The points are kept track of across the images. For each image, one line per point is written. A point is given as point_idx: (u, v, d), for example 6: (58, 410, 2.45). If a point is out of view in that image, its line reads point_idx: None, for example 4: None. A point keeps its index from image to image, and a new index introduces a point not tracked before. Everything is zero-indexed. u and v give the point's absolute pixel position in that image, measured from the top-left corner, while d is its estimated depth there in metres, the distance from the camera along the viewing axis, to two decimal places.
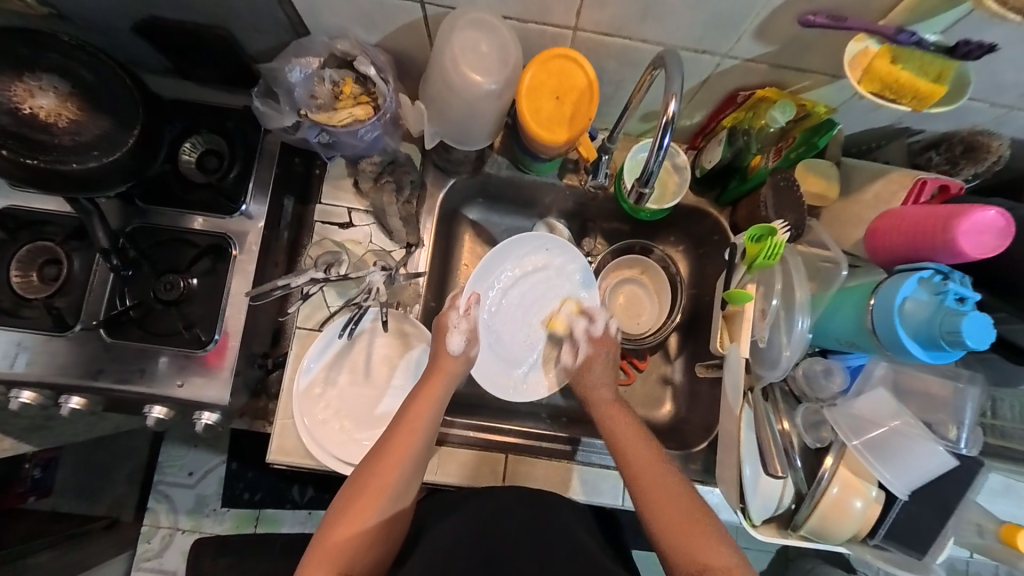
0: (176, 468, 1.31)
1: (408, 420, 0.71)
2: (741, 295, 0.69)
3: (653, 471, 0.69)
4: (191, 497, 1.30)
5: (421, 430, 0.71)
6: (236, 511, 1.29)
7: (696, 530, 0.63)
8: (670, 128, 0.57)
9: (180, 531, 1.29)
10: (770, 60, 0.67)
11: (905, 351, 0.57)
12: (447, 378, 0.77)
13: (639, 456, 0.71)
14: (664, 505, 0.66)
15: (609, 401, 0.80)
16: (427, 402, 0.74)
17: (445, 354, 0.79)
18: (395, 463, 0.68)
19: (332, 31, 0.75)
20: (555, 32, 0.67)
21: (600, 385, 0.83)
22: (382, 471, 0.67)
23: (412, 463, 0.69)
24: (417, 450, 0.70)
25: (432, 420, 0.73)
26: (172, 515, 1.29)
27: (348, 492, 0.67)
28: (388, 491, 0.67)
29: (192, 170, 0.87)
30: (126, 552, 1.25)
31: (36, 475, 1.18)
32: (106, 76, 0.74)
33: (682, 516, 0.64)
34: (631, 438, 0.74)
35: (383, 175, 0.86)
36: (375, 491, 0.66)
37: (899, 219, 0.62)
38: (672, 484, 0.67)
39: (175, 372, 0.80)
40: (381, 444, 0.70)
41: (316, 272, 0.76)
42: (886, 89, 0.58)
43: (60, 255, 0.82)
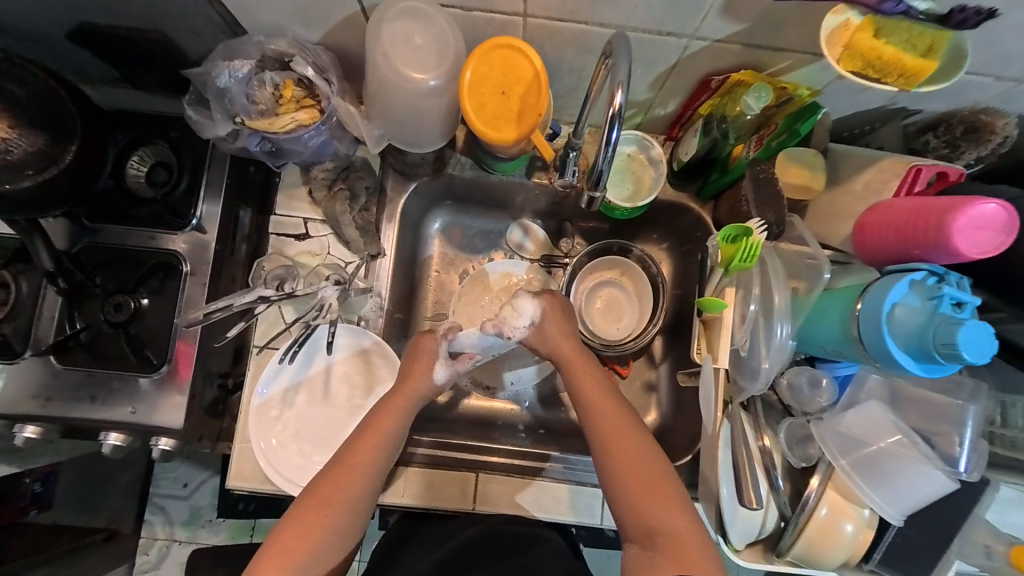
0: (172, 480, 1.17)
1: (368, 434, 0.67)
2: (714, 302, 0.63)
3: (620, 429, 0.65)
4: (185, 509, 1.17)
5: (386, 443, 0.67)
6: (231, 522, 1.16)
7: (655, 489, 0.61)
8: (618, 121, 0.52)
9: (176, 543, 1.16)
10: (742, 39, 0.60)
11: (894, 364, 0.50)
12: (415, 395, 0.71)
13: (605, 418, 0.66)
14: (630, 474, 0.62)
15: (572, 354, 0.72)
16: (392, 416, 0.69)
17: (420, 374, 0.72)
18: (353, 478, 0.64)
19: (268, 30, 0.70)
20: (501, 19, 0.61)
21: (565, 335, 0.74)
22: (337, 486, 0.64)
23: (370, 477, 0.65)
24: (377, 463, 0.66)
25: (395, 433, 0.68)
26: (168, 527, 1.16)
27: (300, 506, 0.62)
28: (341, 507, 0.63)
29: (140, 184, 0.83)
30: (125, 564, 1.13)
31: (36, 488, 0.95)
32: (39, 90, 0.70)
33: (644, 476, 0.62)
34: (602, 397, 0.68)
35: (336, 183, 0.80)
36: (329, 506, 0.62)
37: (889, 211, 0.55)
38: (634, 438, 0.65)
39: (128, 398, 0.78)
40: (340, 457, 0.66)
41: (265, 291, 0.72)
42: (869, 66, 0.51)
43: (5, 278, 0.79)
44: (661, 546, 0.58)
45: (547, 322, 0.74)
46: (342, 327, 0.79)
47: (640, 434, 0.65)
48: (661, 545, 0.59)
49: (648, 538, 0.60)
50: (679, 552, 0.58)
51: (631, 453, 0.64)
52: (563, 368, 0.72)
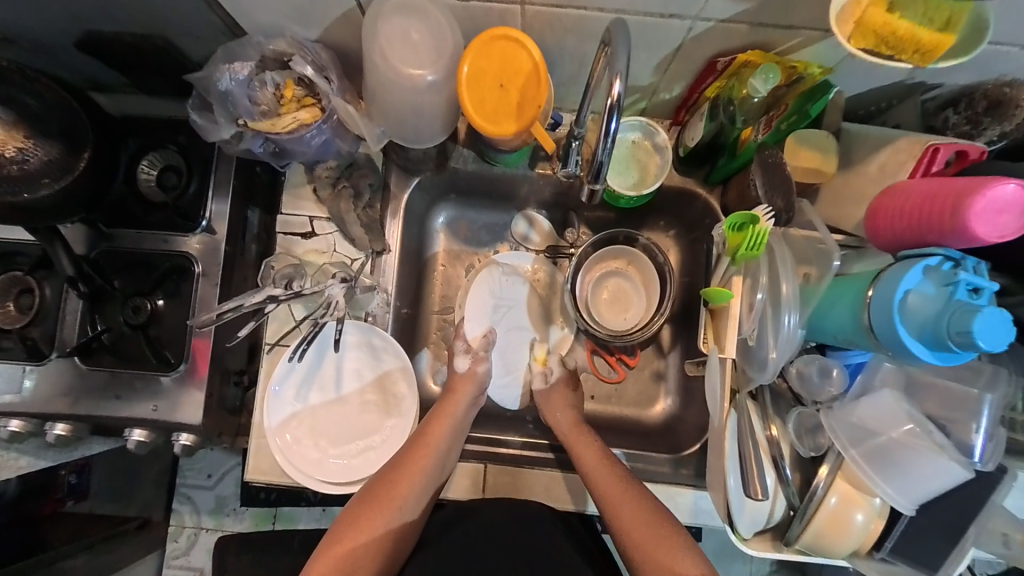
0: (197, 470, 1.22)
1: (423, 440, 0.74)
2: (721, 294, 0.63)
3: (618, 492, 0.71)
4: (211, 498, 1.22)
5: (440, 447, 0.74)
6: (255, 510, 1.21)
7: (663, 543, 0.66)
8: (616, 112, 0.51)
9: (204, 531, 1.21)
10: (749, 18, 0.58)
11: (907, 353, 0.49)
12: (464, 401, 0.80)
13: (606, 481, 0.73)
14: (643, 538, 0.67)
15: (571, 428, 0.81)
16: (444, 419, 0.77)
17: (455, 376, 0.84)
18: (408, 479, 0.71)
19: (267, 30, 0.70)
20: (499, 9, 0.59)
21: (568, 411, 0.83)
22: (394, 485, 0.71)
23: (428, 476, 0.72)
24: (433, 464, 0.73)
25: (448, 438, 0.76)
26: (195, 516, 1.22)
27: (358, 503, 0.69)
28: (400, 503, 0.70)
29: (151, 189, 0.84)
30: (156, 551, 1.18)
31: (72, 480, 0.97)
32: (49, 99, 0.72)
33: (650, 531, 0.67)
34: (607, 474, 0.73)
35: (340, 181, 0.81)
36: (387, 503, 0.69)
37: (904, 195, 0.53)
38: (641, 503, 0.70)
39: (150, 397, 0.81)
40: (398, 458, 0.73)
41: (273, 290, 0.72)
42: (882, 43, 0.49)
43: (31, 283, 0.82)
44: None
45: (553, 398, 0.85)
46: (351, 324, 0.80)
47: (637, 501, 0.70)
48: None
49: None
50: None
51: (637, 512, 0.69)
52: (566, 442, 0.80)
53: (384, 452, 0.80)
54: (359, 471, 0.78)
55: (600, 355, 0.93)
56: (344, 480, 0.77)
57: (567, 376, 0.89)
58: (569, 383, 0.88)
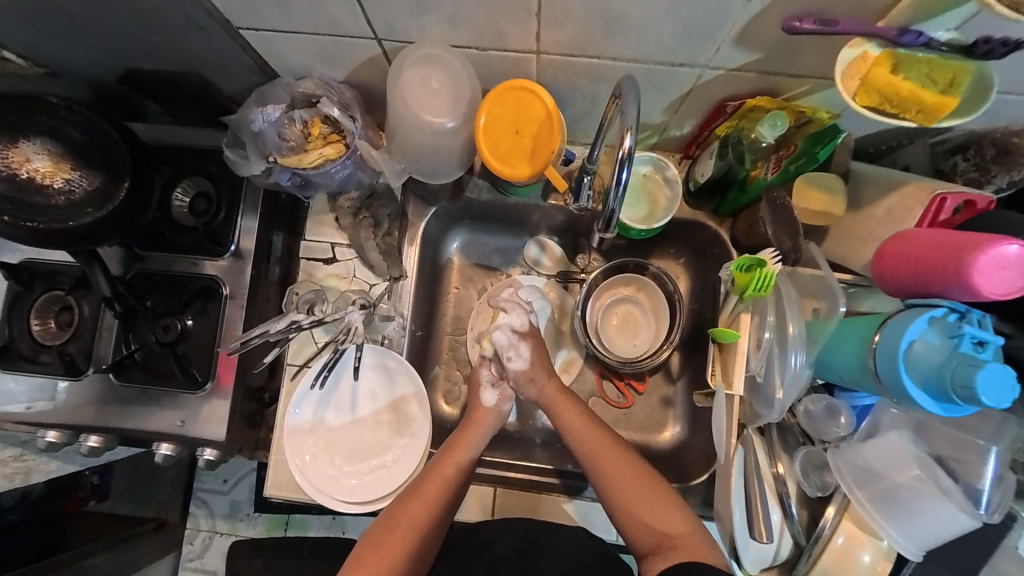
0: (210, 476, 1.22)
1: (439, 469, 0.76)
2: (727, 333, 0.64)
3: (607, 446, 0.75)
4: (226, 503, 1.22)
5: (457, 478, 0.76)
6: (268, 515, 1.20)
7: (655, 497, 0.70)
8: (628, 162, 0.53)
9: (219, 535, 1.21)
10: (757, 67, 0.60)
11: (912, 401, 0.50)
12: (481, 432, 0.81)
13: (608, 458, 0.74)
14: (628, 487, 0.71)
15: (592, 428, 0.77)
16: (460, 449, 0.78)
17: (480, 407, 0.84)
18: (426, 507, 0.72)
19: (297, 71, 0.74)
20: (515, 57, 0.63)
21: (576, 415, 0.79)
22: (413, 510, 0.72)
23: (443, 506, 0.73)
24: (447, 494, 0.74)
25: (462, 467, 0.77)
26: (210, 519, 1.21)
27: (379, 530, 0.71)
28: (417, 532, 0.70)
29: (183, 214, 0.89)
30: (172, 553, 1.19)
31: (95, 480, 1.05)
32: (95, 133, 0.78)
33: (641, 485, 0.71)
34: (609, 458, 0.74)
35: (361, 210, 0.86)
36: (407, 529, 0.70)
37: (909, 242, 0.54)
38: (635, 474, 0.72)
39: (177, 413, 0.85)
40: (416, 484, 0.75)
41: (297, 317, 0.78)
42: (885, 102, 0.50)
43: (71, 301, 0.87)
44: (669, 550, 0.65)
45: (533, 341, 0.87)
46: (369, 348, 0.83)
47: (635, 464, 0.73)
48: (672, 549, 0.65)
49: (660, 548, 0.66)
50: (688, 547, 0.65)
51: (630, 476, 0.72)
52: (576, 451, 0.77)
53: (395, 471, 0.81)
54: (372, 489, 0.80)
55: (609, 380, 0.94)
56: (357, 498, 0.79)
57: (561, 396, 0.82)
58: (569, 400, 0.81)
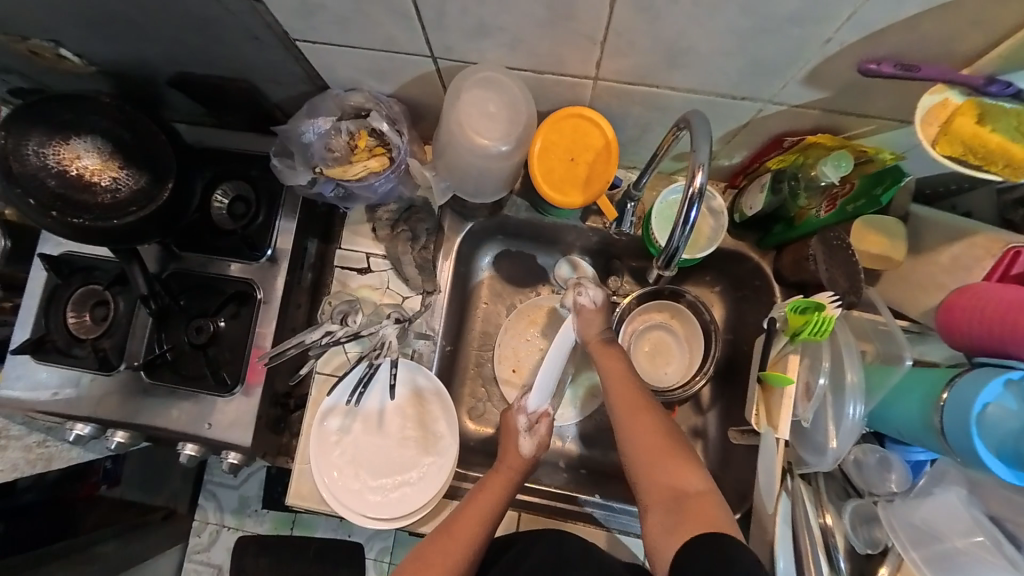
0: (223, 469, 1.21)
1: (469, 514, 0.71)
2: (778, 376, 0.61)
3: (640, 408, 0.72)
4: (235, 497, 1.22)
5: (487, 521, 0.71)
6: (275, 513, 1.20)
7: (673, 456, 0.67)
8: (698, 201, 0.51)
9: (225, 529, 1.21)
10: (823, 105, 0.58)
11: (983, 467, 0.48)
12: (516, 475, 0.77)
13: (637, 419, 0.72)
14: (652, 446, 0.69)
15: (623, 389, 0.75)
16: (494, 491, 0.74)
17: (514, 451, 0.78)
18: (453, 556, 0.67)
19: (347, 83, 0.75)
20: (572, 81, 0.62)
21: (621, 375, 0.76)
22: (443, 550, 0.67)
23: (474, 553, 0.68)
24: (479, 537, 0.69)
25: (494, 511, 0.72)
26: (218, 513, 1.22)
27: (407, 570, 0.66)
28: (447, 574, 0.66)
29: (222, 217, 0.90)
30: (179, 544, 1.19)
31: (108, 466, 1.03)
32: (143, 134, 0.77)
33: (664, 445, 0.69)
34: (637, 409, 0.72)
35: (398, 223, 0.85)
36: (437, 570, 0.65)
37: (981, 299, 0.52)
38: (660, 427, 0.70)
39: (204, 415, 0.85)
40: (447, 522, 0.71)
41: (330, 326, 0.78)
42: (969, 153, 0.49)
43: (107, 297, 0.88)
44: (682, 510, 0.63)
45: (587, 316, 0.79)
46: (402, 363, 0.82)
47: (662, 422, 0.71)
48: (685, 506, 0.63)
49: (673, 501, 0.64)
50: (701, 507, 0.62)
51: (653, 432, 0.70)
52: (613, 406, 0.75)
53: (420, 489, 0.80)
54: (398, 506, 0.79)
55: None
56: (383, 514, 0.78)
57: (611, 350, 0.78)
58: (615, 355, 0.78)
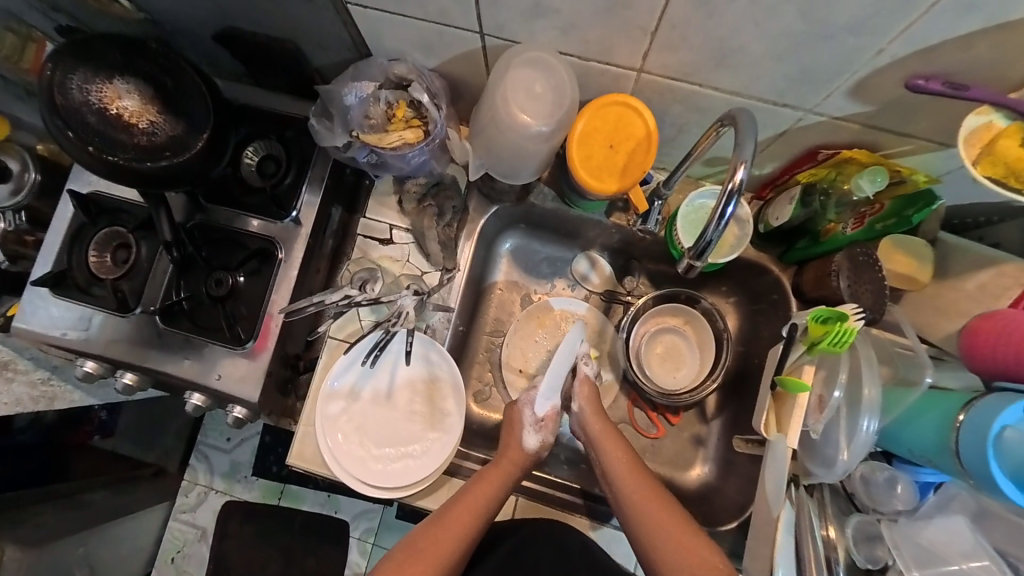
0: (220, 430, 1.20)
1: (468, 498, 0.72)
2: (798, 384, 0.61)
3: (635, 475, 0.74)
4: (225, 462, 1.20)
5: (481, 514, 0.71)
6: (265, 482, 1.18)
7: (680, 525, 0.68)
8: (735, 196, 0.51)
9: (214, 492, 1.18)
10: (864, 120, 0.59)
11: (999, 494, 0.48)
12: (506, 477, 0.76)
13: (628, 476, 0.74)
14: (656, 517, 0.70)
15: (613, 449, 0.77)
16: (489, 485, 0.74)
17: (517, 447, 0.79)
18: (449, 539, 0.69)
19: (391, 54, 0.76)
20: (616, 71, 0.62)
21: (608, 441, 0.78)
22: (437, 535, 0.69)
23: (466, 540, 0.70)
24: (472, 530, 0.70)
25: (489, 505, 0.72)
26: (208, 475, 1.19)
27: (402, 553, 0.68)
28: (440, 561, 0.67)
29: (252, 174, 0.90)
30: (165, 503, 1.16)
31: (103, 417, 1.11)
32: (184, 83, 0.78)
33: (665, 514, 0.70)
34: (632, 477, 0.74)
35: (426, 198, 0.86)
36: (428, 559, 0.67)
37: (1006, 323, 0.53)
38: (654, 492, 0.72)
39: (215, 365, 0.85)
40: (442, 512, 0.71)
41: (350, 291, 0.80)
42: (1012, 175, 0.48)
43: (130, 240, 0.89)
44: None
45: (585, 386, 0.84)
46: (418, 336, 0.83)
47: (655, 487, 0.73)
48: None
49: None
50: None
51: (649, 495, 0.72)
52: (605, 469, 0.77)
53: (423, 463, 0.80)
54: (399, 477, 0.79)
55: (642, 410, 0.92)
56: (385, 483, 0.79)
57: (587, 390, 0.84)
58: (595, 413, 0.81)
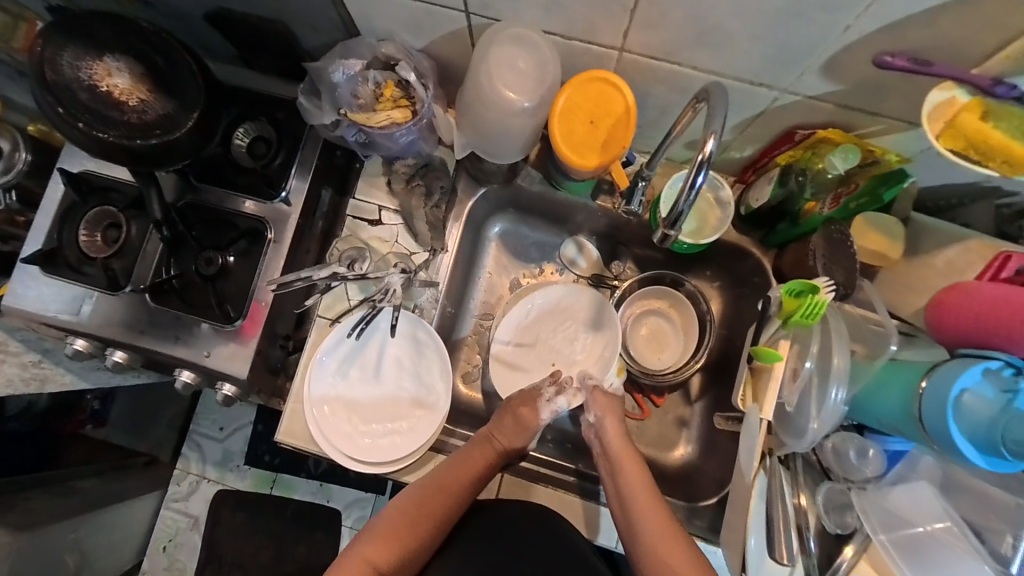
0: (212, 420, 1.22)
1: (464, 462, 0.76)
2: (771, 353, 0.63)
3: (637, 471, 0.76)
4: (219, 451, 1.21)
5: (478, 476, 0.76)
6: (257, 471, 1.19)
7: (669, 532, 0.69)
8: (705, 167, 0.53)
9: (206, 481, 1.20)
10: (837, 99, 0.60)
11: (958, 454, 0.50)
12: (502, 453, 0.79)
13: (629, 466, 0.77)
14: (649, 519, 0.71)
15: (620, 444, 0.80)
16: (485, 450, 0.78)
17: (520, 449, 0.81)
18: (442, 497, 0.73)
19: (380, 34, 0.77)
20: (599, 51, 0.64)
21: (615, 432, 0.81)
22: (432, 493, 0.73)
23: (459, 499, 0.74)
24: (466, 490, 0.74)
25: (484, 470, 0.77)
26: (201, 464, 1.20)
27: (398, 506, 0.72)
28: (434, 516, 0.72)
29: (242, 155, 0.91)
30: (157, 492, 1.17)
31: (96, 406, 1.04)
32: (176, 62, 0.79)
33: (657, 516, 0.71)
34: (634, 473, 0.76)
35: (415, 178, 0.87)
36: (423, 513, 0.71)
37: (967, 295, 0.55)
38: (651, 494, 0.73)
39: (207, 342, 0.86)
40: (438, 471, 0.75)
41: (338, 268, 0.79)
42: (972, 148, 0.51)
43: (121, 219, 0.89)
44: None
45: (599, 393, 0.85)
46: (404, 314, 0.84)
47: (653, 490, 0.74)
48: None
49: None
50: None
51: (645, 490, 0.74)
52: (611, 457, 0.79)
53: (410, 440, 0.82)
54: (386, 452, 0.81)
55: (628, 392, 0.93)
56: (372, 458, 0.80)
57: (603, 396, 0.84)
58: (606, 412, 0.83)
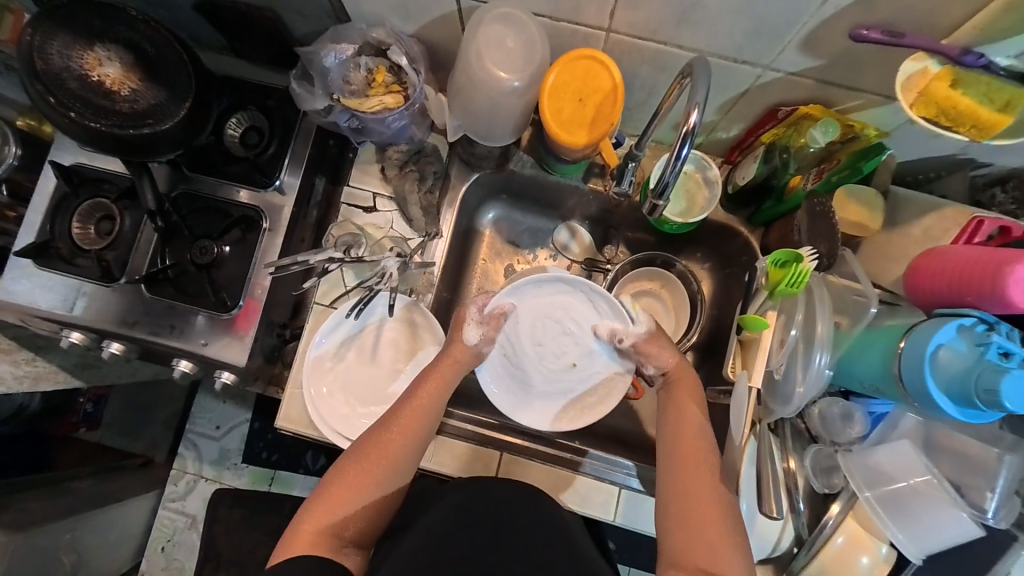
0: (207, 418, 1.21)
1: (414, 403, 0.72)
2: (757, 322, 0.65)
3: (698, 460, 0.65)
4: (215, 449, 1.20)
5: (428, 414, 0.72)
6: (254, 469, 1.19)
7: (713, 520, 0.60)
8: (689, 139, 0.55)
9: (203, 480, 1.19)
10: (817, 74, 0.62)
11: (934, 406, 0.53)
12: (457, 367, 0.77)
13: (689, 452, 0.66)
14: (700, 512, 0.61)
15: (690, 435, 0.68)
16: (436, 388, 0.74)
17: (461, 345, 0.79)
18: (396, 441, 0.69)
19: (370, 19, 0.77)
20: (586, 32, 0.66)
21: (690, 421, 0.69)
22: (385, 439, 0.69)
23: (415, 442, 0.70)
24: (422, 430, 0.70)
25: (436, 405, 0.73)
26: (198, 463, 1.20)
27: (350, 458, 0.68)
28: (389, 463, 0.68)
29: (235, 145, 0.92)
30: (155, 490, 1.16)
31: (88, 407, 1.16)
32: (164, 49, 0.78)
33: (706, 504, 0.61)
34: (692, 461, 0.65)
35: (408, 164, 0.88)
36: (376, 460, 0.67)
37: (942, 259, 0.58)
38: (713, 485, 0.63)
39: (203, 332, 0.86)
40: (388, 416, 0.71)
41: (335, 253, 0.80)
42: (943, 115, 0.54)
43: (113, 211, 0.89)
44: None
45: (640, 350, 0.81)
46: (400, 298, 0.86)
47: (714, 481, 0.63)
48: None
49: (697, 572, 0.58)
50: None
51: (700, 483, 0.63)
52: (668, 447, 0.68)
53: None
54: None
55: None
56: None
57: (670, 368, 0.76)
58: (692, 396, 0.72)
